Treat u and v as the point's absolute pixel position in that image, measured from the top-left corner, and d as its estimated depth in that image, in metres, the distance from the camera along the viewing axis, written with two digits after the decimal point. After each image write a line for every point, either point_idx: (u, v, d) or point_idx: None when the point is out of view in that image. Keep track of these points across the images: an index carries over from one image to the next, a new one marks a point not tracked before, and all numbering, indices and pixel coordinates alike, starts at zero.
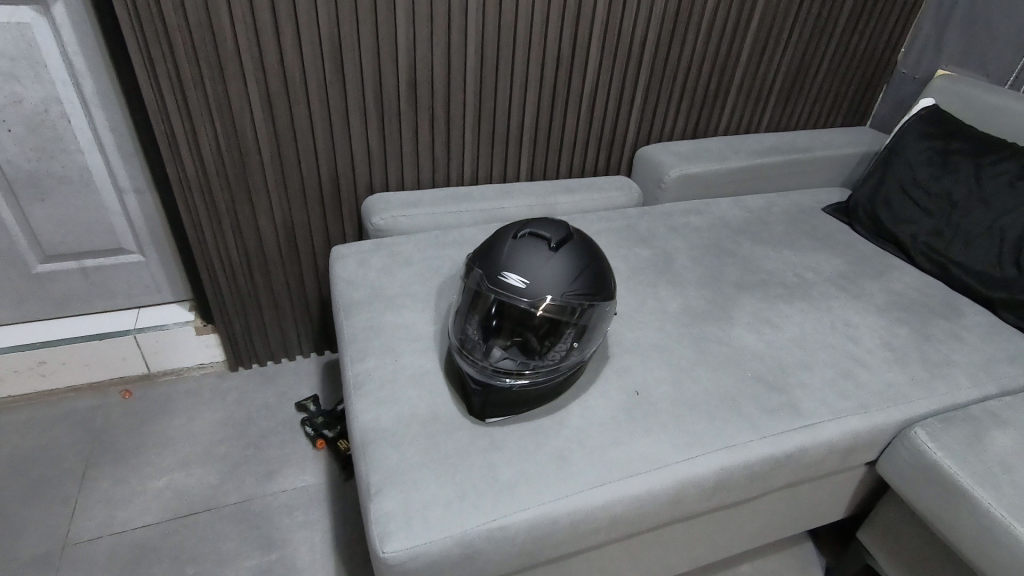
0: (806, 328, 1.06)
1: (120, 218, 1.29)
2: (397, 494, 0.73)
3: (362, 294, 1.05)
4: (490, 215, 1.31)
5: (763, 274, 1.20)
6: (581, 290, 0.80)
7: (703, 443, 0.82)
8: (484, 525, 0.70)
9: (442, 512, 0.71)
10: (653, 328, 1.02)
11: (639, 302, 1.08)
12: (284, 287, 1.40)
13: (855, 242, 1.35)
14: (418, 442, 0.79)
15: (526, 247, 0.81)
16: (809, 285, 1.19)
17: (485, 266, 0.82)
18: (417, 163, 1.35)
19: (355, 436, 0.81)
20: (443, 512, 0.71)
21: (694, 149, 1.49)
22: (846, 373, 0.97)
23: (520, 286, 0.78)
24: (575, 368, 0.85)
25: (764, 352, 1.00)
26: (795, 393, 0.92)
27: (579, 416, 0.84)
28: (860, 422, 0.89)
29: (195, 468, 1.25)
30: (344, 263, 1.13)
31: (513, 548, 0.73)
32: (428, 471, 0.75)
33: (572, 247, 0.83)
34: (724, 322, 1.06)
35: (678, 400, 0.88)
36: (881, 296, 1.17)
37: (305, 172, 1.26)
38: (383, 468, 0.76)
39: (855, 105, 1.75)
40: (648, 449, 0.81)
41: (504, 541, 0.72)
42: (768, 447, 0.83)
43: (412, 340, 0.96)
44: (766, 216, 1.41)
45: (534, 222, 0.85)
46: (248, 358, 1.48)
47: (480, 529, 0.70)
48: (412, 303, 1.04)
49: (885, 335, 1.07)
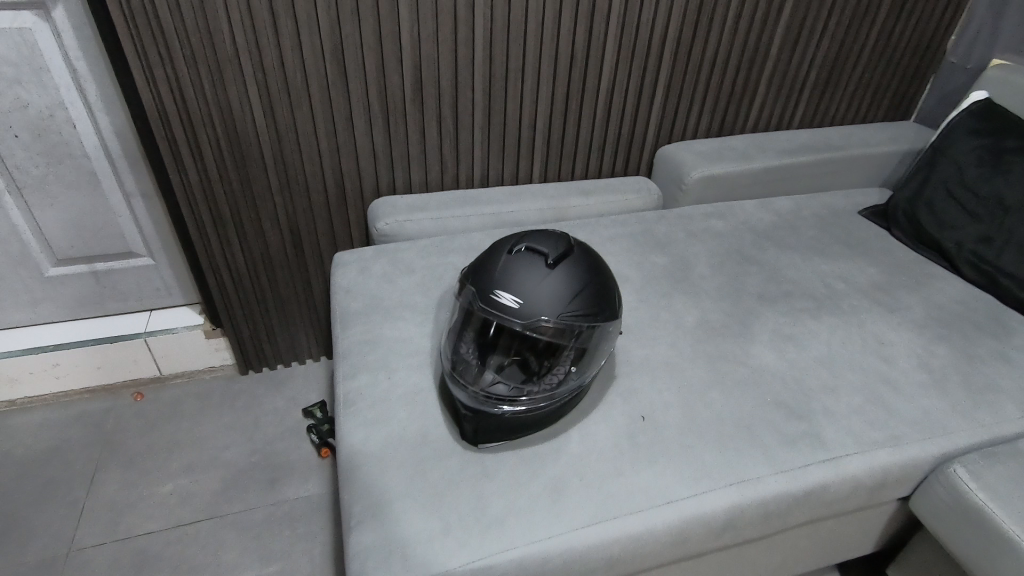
0: (834, 346, 0.98)
1: (128, 222, 1.29)
2: (378, 526, 0.69)
3: (360, 305, 1.02)
4: (499, 219, 1.26)
5: (788, 285, 1.12)
6: (581, 311, 0.74)
7: (712, 477, 0.76)
8: (468, 564, 0.66)
9: (424, 548, 0.67)
10: (665, 344, 0.96)
11: (651, 315, 1.02)
12: (291, 290, 1.38)
13: (893, 249, 1.25)
14: (405, 469, 0.75)
15: (521, 264, 0.76)
16: (838, 296, 1.10)
17: (478, 284, 0.76)
18: (425, 166, 1.31)
19: (342, 460, 0.78)
20: (424, 548, 0.67)
21: (718, 148, 1.40)
22: (877, 398, 0.88)
23: (514, 309, 0.72)
24: (574, 392, 0.80)
25: (785, 373, 0.92)
26: (818, 420, 0.84)
27: (578, 443, 0.79)
28: (889, 456, 0.81)
29: (200, 475, 1.25)
30: (345, 270, 1.10)
31: None
32: (412, 502, 0.71)
33: (572, 263, 0.77)
34: (743, 338, 0.98)
35: (687, 426, 0.82)
36: (920, 310, 1.07)
37: (308, 175, 1.23)
38: (367, 496, 0.72)
39: (899, 97, 1.63)
40: (650, 482, 0.75)
41: None
42: (785, 483, 0.76)
43: (408, 356, 0.92)
44: (794, 219, 1.31)
45: (531, 235, 0.80)
46: (259, 362, 1.48)
47: (463, 568, 0.66)
48: (411, 314, 1.00)
49: (922, 354, 0.97)
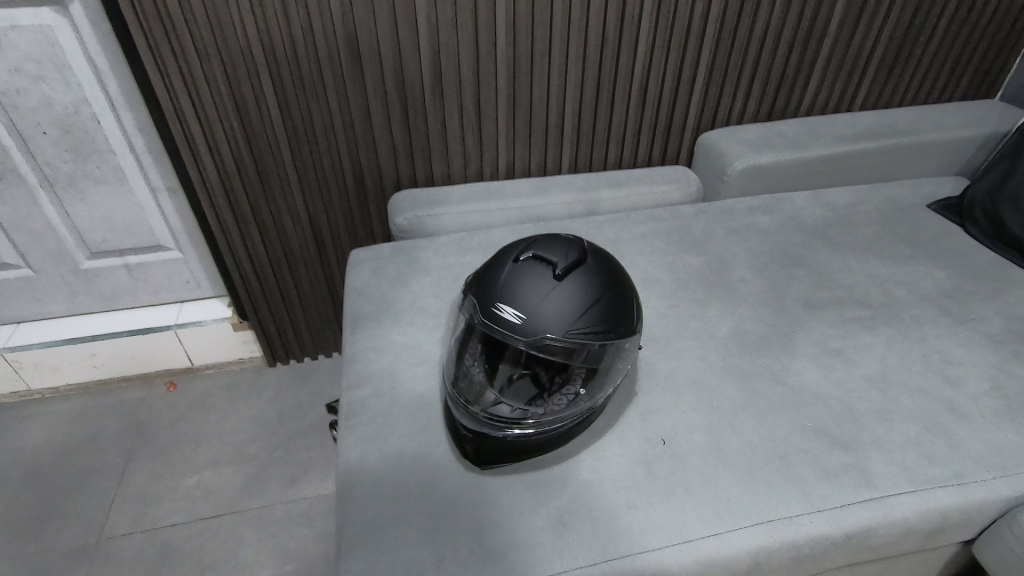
0: (889, 364, 0.87)
1: (156, 216, 1.29)
2: (369, 554, 0.65)
3: (372, 307, 0.98)
4: (523, 214, 1.19)
5: (839, 291, 1.00)
6: (592, 329, 0.67)
7: (739, 514, 0.68)
8: None
9: None
10: (694, 358, 0.87)
11: (680, 323, 0.93)
12: (313, 284, 1.37)
13: (968, 249, 1.10)
14: (400, 491, 0.71)
15: (527, 275, 0.69)
16: (898, 306, 0.98)
17: (480, 294, 0.71)
18: (447, 157, 1.25)
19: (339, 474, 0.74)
20: None
21: (767, 134, 1.28)
22: (938, 426, 0.78)
23: (516, 325, 0.66)
24: (585, 414, 0.73)
25: (830, 394, 0.82)
26: (865, 451, 0.74)
27: (590, 469, 0.73)
28: (949, 497, 0.70)
29: (225, 468, 1.27)
30: (359, 269, 1.06)
31: None
32: (407, 528, 0.67)
33: (584, 274, 0.70)
34: (784, 352, 0.89)
35: (712, 454, 0.74)
36: (995, 323, 0.94)
37: (326, 169, 1.20)
38: (360, 519, 0.68)
39: (981, 73, 1.44)
40: (667, 517, 0.68)
41: None
42: (822, 525, 0.68)
43: (415, 364, 0.87)
44: (851, 215, 1.18)
45: (540, 242, 0.73)
46: (285, 355, 1.48)
47: None
48: (422, 319, 0.95)
49: (996, 376, 0.85)
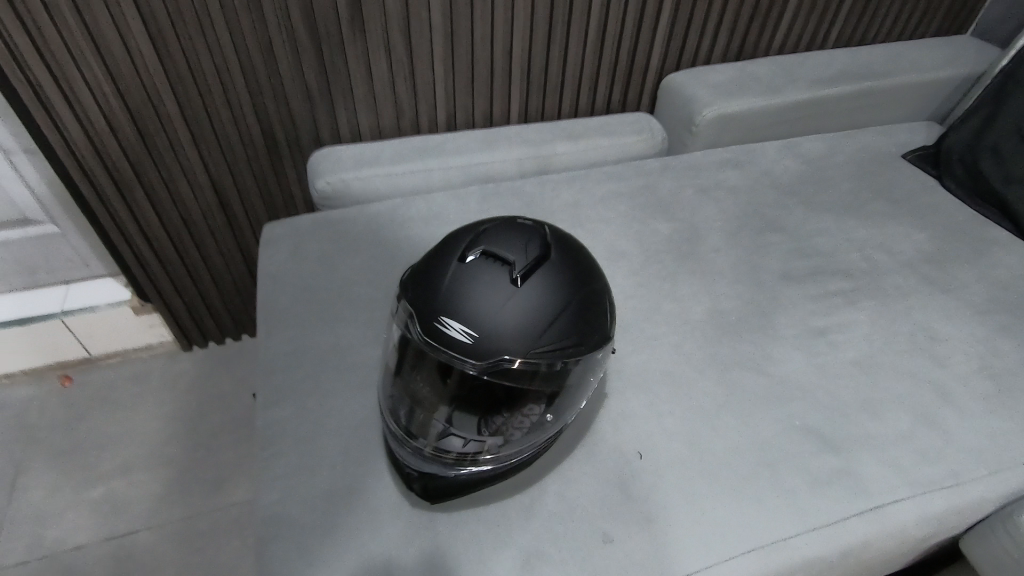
0: (876, 345, 0.79)
1: (15, 182, 1.00)
2: None
3: (291, 300, 0.82)
4: (467, 174, 1.03)
5: (819, 259, 0.92)
6: (560, 344, 0.54)
7: (729, 540, 0.60)
8: None
9: None
10: (667, 348, 0.77)
11: (651, 306, 0.82)
12: (225, 258, 1.18)
13: (946, 206, 1.03)
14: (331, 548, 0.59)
15: (477, 280, 0.55)
16: (880, 274, 0.90)
17: (418, 304, 0.56)
18: (374, 107, 1.05)
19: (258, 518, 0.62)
20: None
21: (738, 76, 1.14)
22: (930, 417, 0.72)
23: (466, 346, 0.53)
24: (549, 436, 0.63)
25: (816, 385, 0.74)
26: (857, 454, 0.67)
27: (558, 497, 0.63)
28: (945, 501, 0.65)
29: (137, 475, 1.11)
30: (274, 249, 0.89)
31: None
32: None
33: (548, 275, 0.56)
34: (765, 335, 0.80)
35: (695, 466, 0.65)
36: (978, 291, 0.88)
37: (224, 123, 0.99)
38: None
39: (957, 5, 1.33)
40: (650, 551, 0.59)
41: None
42: (817, 546, 0.61)
43: (347, 372, 0.74)
44: (826, 168, 1.08)
45: (491, 233, 0.59)
46: (201, 338, 1.30)
47: None
48: (353, 312, 0.80)
49: (982, 354, 0.79)
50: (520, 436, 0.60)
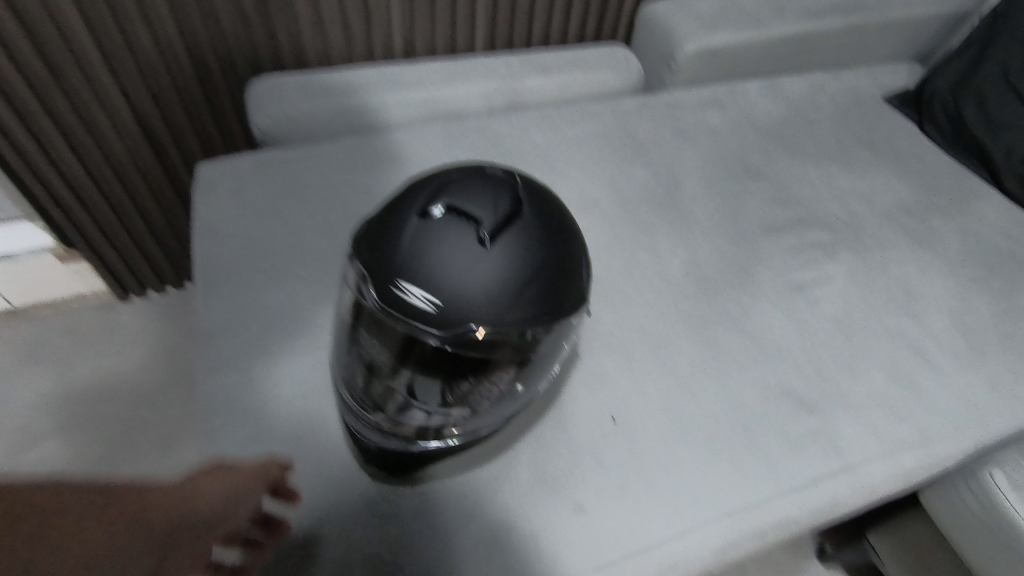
0: (853, 301, 0.77)
1: None
2: None
3: (233, 252, 0.73)
4: (429, 110, 0.93)
5: (800, 209, 0.88)
6: (532, 311, 0.49)
7: (703, 506, 0.59)
8: None
9: None
10: (643, 305, 0.73)
11: (627, 260, 0.77)
12: (159, 200, 1.05)
13: (927, 153, 1.00)
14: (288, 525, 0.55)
15: (440, 240, 0.48)
16: (859, 225, 0.87)
17: (374, 266, 0.50)
18: (321, 29, 0.93)
19: None
20: None
21: (722, 6, 1.05)
22: (904, 375, 0.71)
23: (430, 316, 0.47)
24: (518, 404, 0.59)
25: (793, 344, 0.72)
26: (832, 413, 0.67)
27: (529, 465, 0.60)
28: (916, 459, 0.65)
29: (74, 434, 1.04)
30: (211, 194, 0.79)
31: None
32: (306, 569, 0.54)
33: (520, 234, 0.50)
34: (743, 291, 0.76)
35: (670, 431, 0.63)
36: (953, 243, 0.86)
37: (142, 42, 0.85)
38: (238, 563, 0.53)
39: None
40: (623, 520, 0.58)
41: None
42: (789, 509, 0.60)
43: (297, 332, 0.67)
44: (809, 110, 1.03)
45: (455, 185, 0.51)
46: (138, 286, 1.19)
47: None
48: (304, 266, 0.73)
49: (954, 308, 0.78)
50: (488, 406, 0.56)
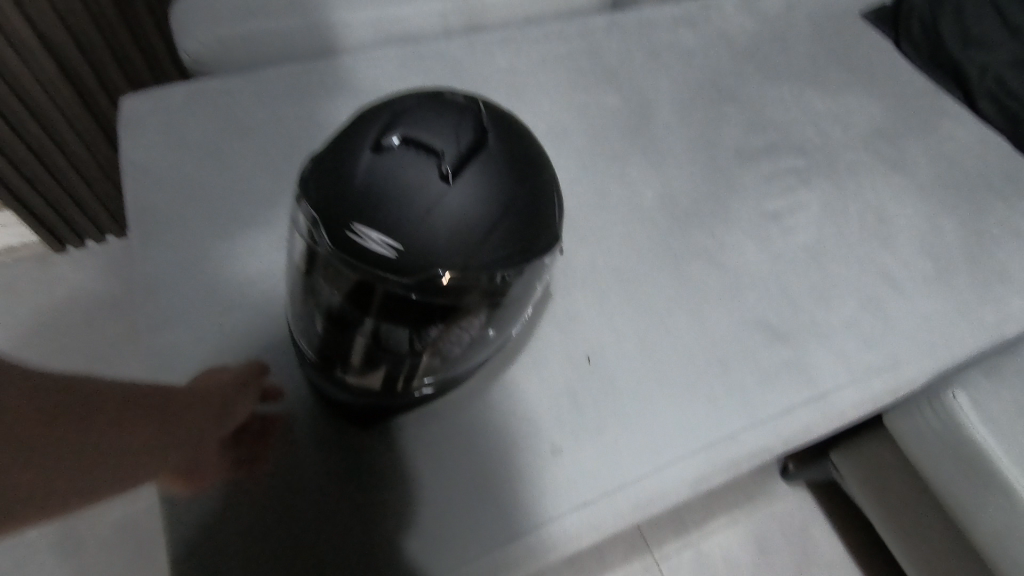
0: (827, 229, 0.76)
1: None
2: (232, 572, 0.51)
3: (170, 199, 0.67)
4: (379, 31, 0.84)
5: (774, 134, 0.84)
6: (502, 252, 0.46)
7: (679, 441, 0.59)
8: None
9: None
10: (615, 240, 0.70)
11: (599, 193, 0.74)
12: (87, 142, 0.94)
13: (902, 71, 0.96)
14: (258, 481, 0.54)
15: (398, 176, 0.43)
16: (833, 150, 0.84)
17: (326, 208, 0.45)
18: None
19: None
20: None
21: None
22: (875, 302, 0.71)
23: (391, 261, 0.43)
24: (490, 347, 0.57)
25: (767, 275, 0.71)
26: (806, 343, 0.66)
27: (502, 410, 0.59)
28: (884, 384, 0.66)
29: None
30: (139, 134, 0.71)
31: None
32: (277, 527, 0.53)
33: (485, 166, 0.45)
34: (716, 222, 0.74)
35: (645, 368, 0.62)
36: (925, 166, 0.85)
37: None
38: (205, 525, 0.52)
39: None
40: (600, 459, 0.57)
41: None
42: (762, 438, 0.61)
43: (247, 284, 0.63)
44: (785, 27, 0.97)
45: (410, 112, 0.46)
46: (76, 238, 1.08)
47: None
48: (251, 212, 0.67)
49: (925, 233, 0.78)
50: (459, 351, 0.53)
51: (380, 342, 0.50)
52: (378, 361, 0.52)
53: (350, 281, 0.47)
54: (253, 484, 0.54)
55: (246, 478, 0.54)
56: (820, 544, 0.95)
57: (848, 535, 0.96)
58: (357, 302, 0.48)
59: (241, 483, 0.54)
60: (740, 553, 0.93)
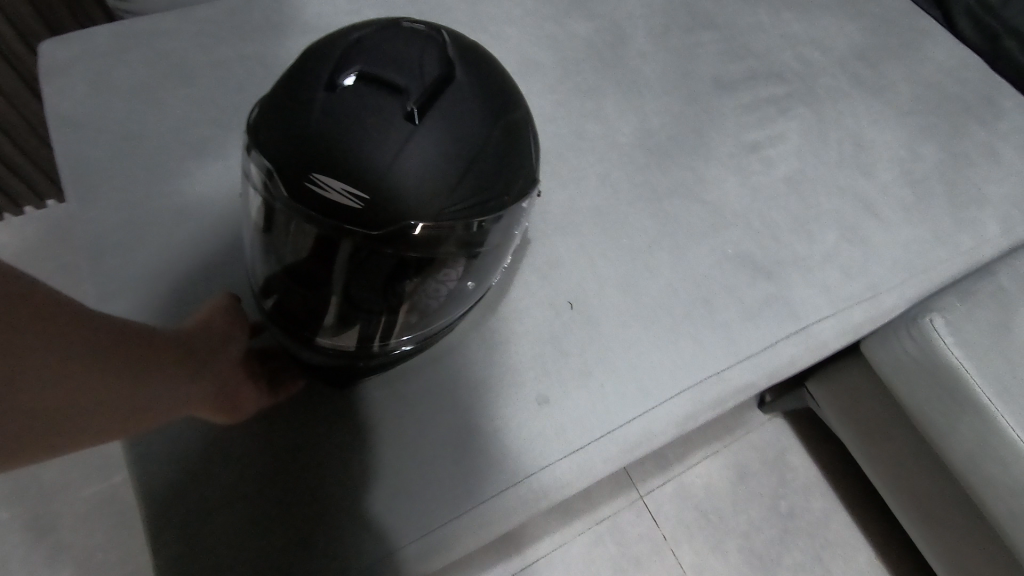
0: (806, 159, 0.74)
1: None
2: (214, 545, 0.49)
3: (109, 157, 0.61)
4: None
5: (753, 60, 0.80)
6: (478, 198, 0.43)
7: (666, 383, 0.59)
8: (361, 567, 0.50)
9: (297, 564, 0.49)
10: (592, 180, 0.67)
11: (573, 131, 0.70)
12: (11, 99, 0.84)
13: None
14: (236, 447, 0.52)
15: (359, 117, 0.39)
16: (812, 75, 0.81)
17: (281, 156, 0.40)
18: None
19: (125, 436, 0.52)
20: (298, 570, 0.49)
21: None
22: (854, 231, 0.70)
23: (357, 213, 0.39)
24: (469, 298, 0.54)
25: (748, 209, 0.69)
26: (788, 277, 0.66)
27: (485, 363, 0.57)
28: (863, 314, 0.66)
29: None
30: (65, 84, 0.64)
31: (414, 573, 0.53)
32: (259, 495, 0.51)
33: (455, 104, 0.41)
34: (695, 157, 0.71)
35: (628, 311, 0.61)
36: (904, 88, 0.82)
37: None
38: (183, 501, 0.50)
39: None
40: (587, 407, 0.57)
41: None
42: (747, 374, 0.61)
43: (204, 247, 0.59)
44: None
45: (367, 44, 0.41)
46: (13, 205, 0.99)
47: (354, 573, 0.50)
48: (200, 168, 0.62)
49: (904, 159, 0.76)
50: (436, 305, 0.51)
51: (351, 300, 0.47)
52: (351, 320, 0.49)
53: (314, 237, 0.43)
54: (232, 443, 0.53)
55: (226, 437, 0.53)
56: (798, 469, 0.98)
57: (823, 459, 1.00)
58: (324, 260, 0.45)
59: (225, 439, 0.53)
60: (721, 483, 0.96)
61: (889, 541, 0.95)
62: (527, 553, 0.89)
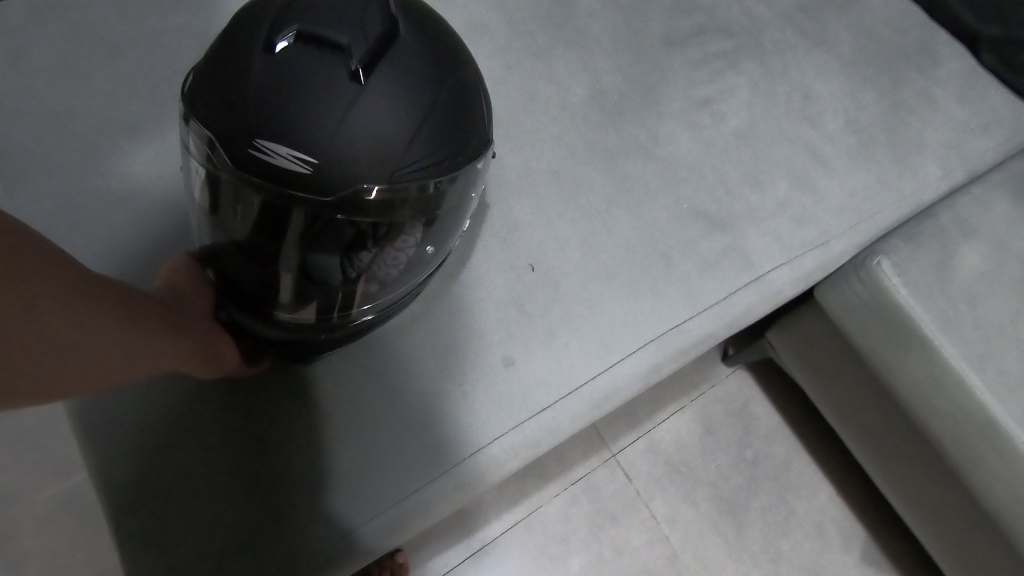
0: (755, 113, 0.75)
1: None
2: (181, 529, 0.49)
3: (35, 139, 0.58)
4: None
5: (701, 15, 0.80)
6: (431, 158, 0.42)
7: (628, 338, 0.60)
8: (338, 539, 0.50)
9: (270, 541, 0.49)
10: (548, 142, 0.67)
11: (525, 93, 0.69)
12: None
13: None
14: (200, 428, 0.51)
15: (302, 78, 0.38)
16: (759, 28, 0.81)
17: (222, 124, 0.39)
18: None
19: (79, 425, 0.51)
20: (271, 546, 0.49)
21: None
22: (803, 180, 0.72)
23: (306, 178, 0.38)
24: (430, 266, 0.53)
25: (701, 164, 0.70)
26: (743, 229, 0.67)
27: (448, 332, 0.57)
28: (815, 260, 0.68)
29: None
30: None
31: (392, 542, 0.53)
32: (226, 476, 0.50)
33: (401, 61, 0.40)
34: (648, 114, 0.71)
35: (588, 269, 0.61)
36: (847, 39, 0.84)
37: None
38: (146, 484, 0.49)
39: None
40: (553, 367, 0.57)
41: (376, 546, 0.51)
42: (707, 324, 0.63)
43: (148, 230, 0.57)
44: None
45: (305, 3, 0.39)
46: None
47: (331, 546, 0.49)
48: (137, 148, 0.59)
49: (848, 109, 0.78)
50: (396, 274, 0.50)
51: (307, 277, 0.46)
52: (310, 292, 0.48)
53: (262, 207, 0.41)
54: (197, 424, 0.52)
55: (191, 419, 0.52)
56: (760, 416, 1.02)
57: (784, 405, 1.04)
58: (274, 231, 0.43)
59: (187, 420, 0.51)
60: (689, 436, 0.99)
61: (848, 476, 1.00)
62: (505, 517, 0.90)
